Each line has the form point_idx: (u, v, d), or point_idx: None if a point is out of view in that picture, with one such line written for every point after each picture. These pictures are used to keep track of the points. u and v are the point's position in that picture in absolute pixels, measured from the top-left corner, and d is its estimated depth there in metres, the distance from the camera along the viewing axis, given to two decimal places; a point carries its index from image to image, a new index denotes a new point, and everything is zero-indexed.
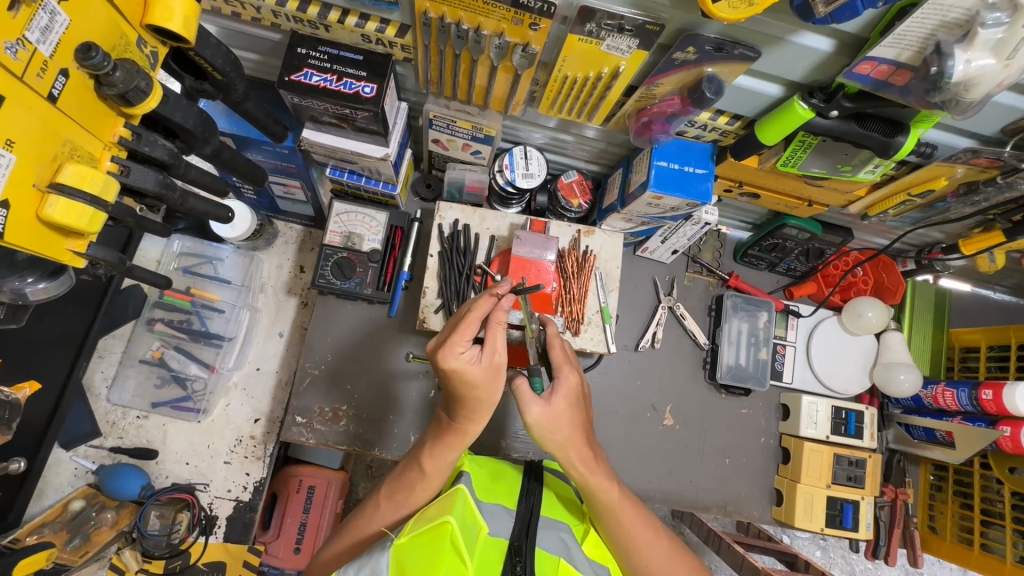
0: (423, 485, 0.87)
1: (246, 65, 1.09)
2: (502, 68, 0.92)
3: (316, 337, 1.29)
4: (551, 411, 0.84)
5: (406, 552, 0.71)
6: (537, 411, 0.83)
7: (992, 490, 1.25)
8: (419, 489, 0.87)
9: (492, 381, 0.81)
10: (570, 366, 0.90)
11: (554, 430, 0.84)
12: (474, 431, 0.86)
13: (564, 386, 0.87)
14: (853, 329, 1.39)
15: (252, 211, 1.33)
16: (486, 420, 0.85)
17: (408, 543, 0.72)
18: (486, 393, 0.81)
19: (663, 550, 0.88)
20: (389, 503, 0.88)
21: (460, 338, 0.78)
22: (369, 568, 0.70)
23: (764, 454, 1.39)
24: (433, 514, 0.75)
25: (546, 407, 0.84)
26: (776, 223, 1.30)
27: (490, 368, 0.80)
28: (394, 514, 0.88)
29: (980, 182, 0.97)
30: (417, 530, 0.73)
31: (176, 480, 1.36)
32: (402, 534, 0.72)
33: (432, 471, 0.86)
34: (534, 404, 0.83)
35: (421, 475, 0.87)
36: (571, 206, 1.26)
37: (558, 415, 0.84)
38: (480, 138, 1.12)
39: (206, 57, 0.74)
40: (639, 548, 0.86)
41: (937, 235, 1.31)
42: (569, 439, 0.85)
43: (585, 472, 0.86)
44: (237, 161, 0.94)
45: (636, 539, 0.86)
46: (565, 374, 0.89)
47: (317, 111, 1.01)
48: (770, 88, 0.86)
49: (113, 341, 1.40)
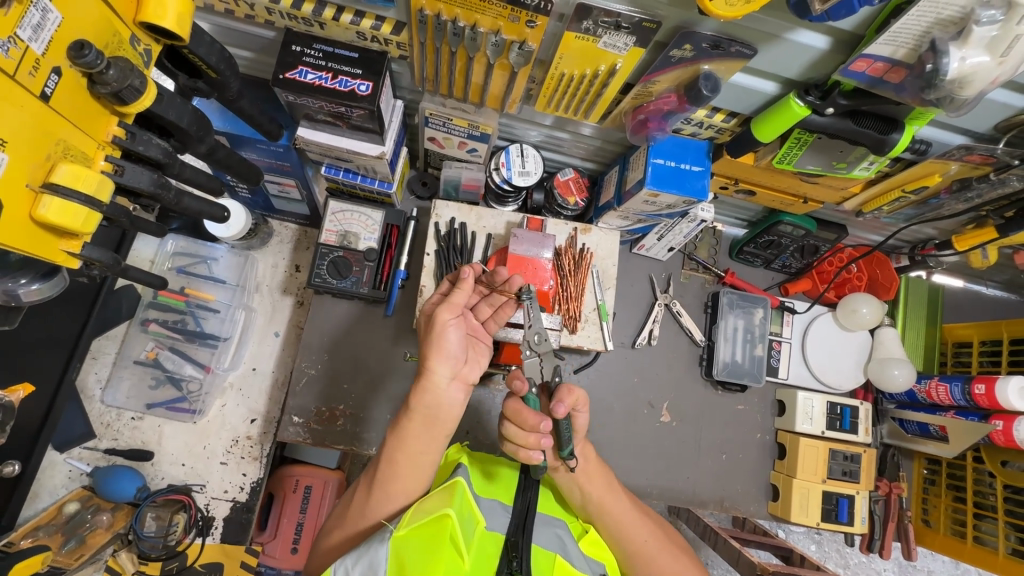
0: (396, 467, 0.83)
1: (240, 63, 1.08)
2: (498, 65, 0.92)
3: (311, 336, 1.29)
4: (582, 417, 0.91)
5: (407, 546, 0.70)
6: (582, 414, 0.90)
7: (984, 483, 1.27)
8: (388, 469, 0.83)
9: (429, 334, 0.84)
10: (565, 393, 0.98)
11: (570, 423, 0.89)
12: (424, 398, 0.82)
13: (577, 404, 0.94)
14: (847, 325, 1.40)
15: (246, 211, 1.32)
16: (434, 383, 0.82)
17: (408, 537, 0.71)
18: (425, 351, 0.83)
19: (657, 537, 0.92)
20: (364, 488, 0.85)
21: (434, 294, 0.95)
22: (368, 561, 0.69)
23: (760, 450, 1.40)
24: (431, 507, 0.74)
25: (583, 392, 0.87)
26: (771, 220, 1.30)
27: (431, 322, 0.86)
28: (371, 502, 0.83)
29: (974, 179, 0.98)
30: (417, 523, 0.72)
31: (171, 481, 1.35)
32: (401, 527, 0.72)
33: (398, 448, 0.83)
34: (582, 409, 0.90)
35: (387, 454, 0.83)
36: (567, 204, 1.26)
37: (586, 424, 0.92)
38: (477, 136, 1.12)
39: (200, 55, 0.73)
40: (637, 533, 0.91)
41: (930, 231, 1.32)
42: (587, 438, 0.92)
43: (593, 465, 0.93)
44: (232, 160, 0.93)
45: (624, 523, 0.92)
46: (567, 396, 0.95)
47: (311, 109, 1.00)
48: (766, 85, 0.86)
49: (106, 342, 1.38)
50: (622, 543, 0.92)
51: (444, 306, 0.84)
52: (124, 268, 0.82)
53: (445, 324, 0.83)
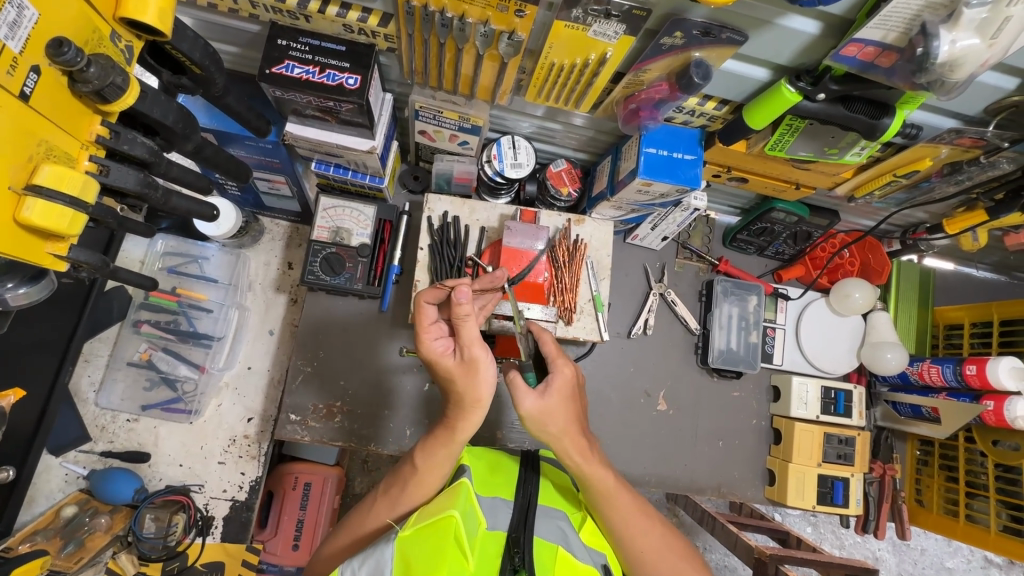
0: (421, 483, 0.86)
1: (225, 58, 1.07)
2: (488, 56, 0.91)
3: (306, 334, 1.28)
4: (545, 405, 0.83)
5: (411, 545, 0.71)
6: (531, 403, 0.82)
7: (976, 463, 1.29)
8: (413, 486, 0.86)
9: (468, 374, 0.80)
10: (564, 360, 0.89)
11: (546, 423, 0.83)
12: (466, 427, 0.83)
13: (559, 381, 0.86)
14: (840, 310, 1.41)
15: (236, 209, 1.31)
16: (475, 416, 0.82)
17: (413, 536, 0.71)
18: (468, 392, 0.80)
19: (654, 538, 0.89)
20: (385, 501, 0.88)
21: (427, 329, 0.82)
22: (374, 562, 0.70)
23: (757, 436, 1.42)
24: (436, 509, 0.74)
25: (540, 401, 0.82)
26: (764, 207, 1.31)
27: (464, 363, 0.80)
28: (388, 513, 0.87)
29: (964, 162, 0.98)
30: (423, 522, 0.72)
31: (169, 482, 1.35)
32: (406, 526, 0.72)
33: (425, 468, 0.85)
34: (528, 396, 0.82)
35: (415, 472, 0.86)
36: (561, 194, 1.26)
37: (552, 408, 0.83)
38: (468, 129, 1.11)
39: (183, 51, 0.72)
40: (632, 531, 0.88)
41: (921, 215, 1.33)
42: (563, 430, 0.84)
43: (580, 463, 0.86)
44: (220, 157, 0.92)
45: (626, 529, 0.88)
46: (560, 367, 0.88)
47: (299, 104, 0.99)
48: (757, 71, 0.86)
49: (99, 345, 1.37)
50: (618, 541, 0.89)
51: (476, 347, 0.78)
52: (113, 269, 0.81)
53: (484, 363, 0.79)
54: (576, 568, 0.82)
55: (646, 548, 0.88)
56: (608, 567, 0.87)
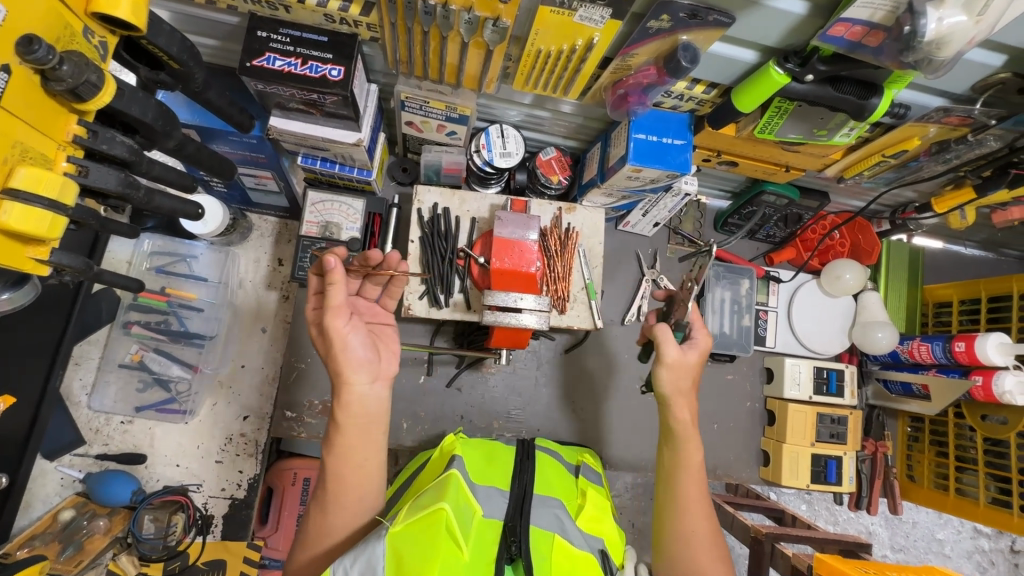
0: (342, 479, 0.80)
1: (204, 52, 1.04)
2: (473, 43, 0.89)
3: (299, 331, 1.28)
4: (682, 359, 0.91)
5: (403, 540, 0.70)
6: (673, 351, 0.90)
7: (966, 437, 1.31)
8: (337, 483, 0.80)
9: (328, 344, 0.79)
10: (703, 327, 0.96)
11: (677, 375, 0.91)
12: (344, 408, 0.80)
13: (700, 344, 0.94)
14: (831, 291, 1.42)
15: (223, 205, 1.29)
16: (348, 395, 0.80)
17: (404, 531, 0.71)
18: (331, 365, 0.80)
19: (705, 530, 0.86)
20: (317, 506, 0.81)
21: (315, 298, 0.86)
22: (365, 560, 0.67)
23: (751, 418, 1.43)
24: (423, 505, 0.76)
25: (680, 355, 0.91)
26: (754, 190, 1.31)
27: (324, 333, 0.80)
28: (331, 518, 0.80)
29: (952, 140, 0.98)
30: (412, 519, 0.73)
31: (167, 483, 1.35)
32: (397, 523, 0.72)
33: (345, 464, 0.80)
34: (671, 346, 0.90)
35: (335, 474, 0.80)
36: (550, 183, 1.26)
37: (685, 365, 0.91)
38: (455, 118, 1.09)
39: (160, 46, 0.70)
40: (688, 513, 0.87)
41: (910, 195, 1.33)
42: (674, 390, 0.91)
43: (683, 424, 0.90)
44: (203, 154, 0.90)
45: (683, 504, 0.88)
46: (700, 335, 0.95)
47: (283, 98, 0.97)
48: (745, 54, 0.85)
49: (89, 347, 1.36)
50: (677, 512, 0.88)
51: (336, 315, 0.77)
52: (98, 272, 0.80)
53: (341, 331, 0.79)
54: (574, 554, 0.84)
55: (695, 533, 0.86)
56: (606, 552, 0.89)
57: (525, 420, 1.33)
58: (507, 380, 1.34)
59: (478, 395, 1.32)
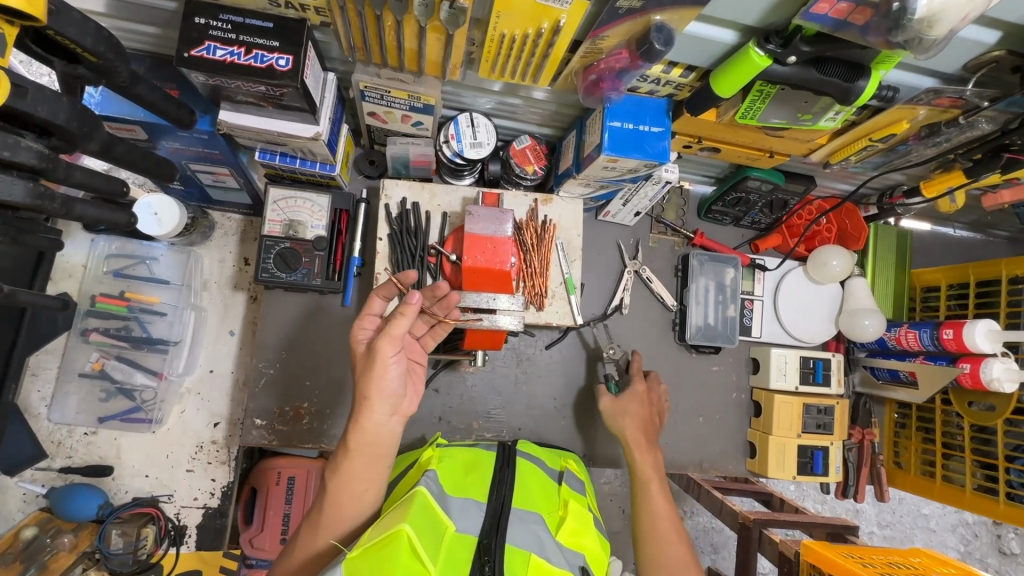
0: (338, 504, 0.83)
1: (143, 40, 0.96)
2: (431, 28, 0.83)
3: (266, 335, 1.22)
4: (617, 403, 1.16)
5: (361, 566, 0.68)
6: (607, 399, 1.16)
7: (953, 425, 1.29)
8: (332, 506, 0.83)
9: (369, 363, 0.82)
10: (640, 378, 1.19)
11: (618, 417, 1.14)
12: (359, 435, 0.82)
13: (636, 392, 1.17)
14: (817, 278, 1.38)
15: (178, 203, 1.20)
16: (373, 419, 0.82)
17: (361, 557, 0.69)
18: (362, 385, 0.82)
19: (680, 553, 0.96)
20: (307, 527, 0.83)
21: (363, 315, 0.88)
22: None
23: (737, 409, 1.41)
24: (386, 525, 0.74)
25: (613, 400, 1.16)
26: (738, 176, 1.25)
27: (371, 353, 0.82)
28: (317, 540, 0.82)
29: (942, 123, 0.94)
30: (372, 542, 0.70)
31: (136, 494, 1.30)
32: (354, 547, 0.69)
33: (340, 488, 0.82)
34: (604, 395, 1.17)
35: (329, 497, 0.83)
36: (526, 173, 1.19)
37: (623, 407, 1.15)
38: (420, 108, 1.03)
39: (71, 37, 0.63)
40: (658, 544, 0.97)
41: (898, 178, 1.29)
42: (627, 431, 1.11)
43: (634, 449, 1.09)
44: (138, 156, 0.86)
45: (657, 533, 0.98)
46: (638, 384, 1.18)
47: (229, 90, 0.90)
48: (723, 34, 0.79)
49: (45, 357, 1.29)
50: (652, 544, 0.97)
51: (385, 343, 0.79)
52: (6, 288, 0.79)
53: (382, 360, 0.81)
54: (550, 572, 0.81)
55: (675, 561, 0.95)
56: (586, 569, 0.87)
57: (506, 419, 1.29)
58: (486, 379, 1.29)
59: (456, 395, 1.28)
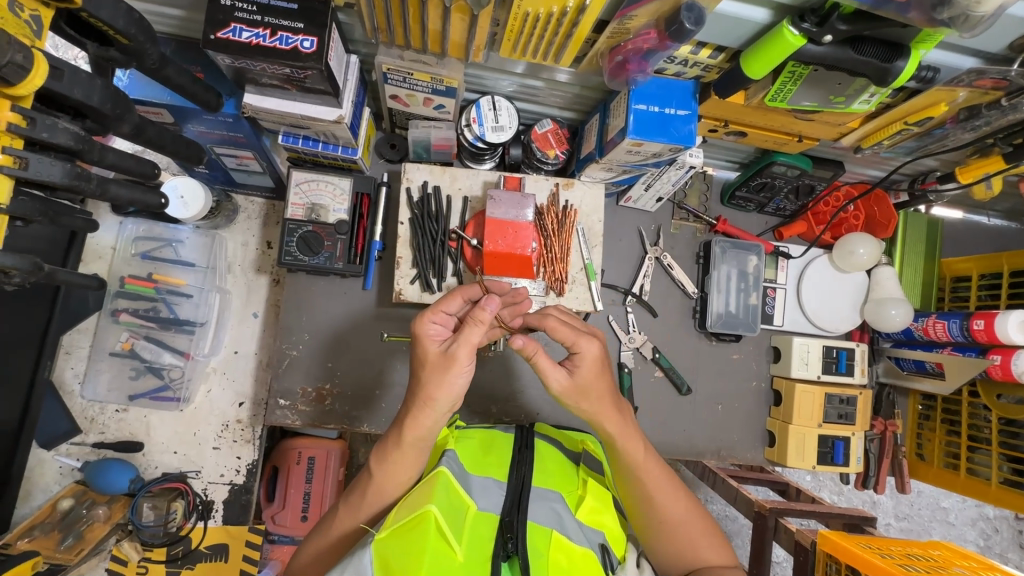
0: (381, 491, 0.85)
1: (168, 23, 0.97)
2: (456, 8, 0.82)
3: (290, 317, 1.24)
4: (575, 382, 0.83)
5: (388, 546, 0.74)
6: (560, 380, 0.83)
7: (980, 417, 1.26)
8: (374, 493, 0.85)
9: (443, 367, 0.76)
10: (587, 337, 0.83)
11: (581, 398, 0.85)
12: (415, 429, 0.80)
13: (587, 358, 0.83)
14: (842, 267, 1.36)
15: (204, 186, 1.22)
16: (428, 417, 0.79)
17: (389, 538, 0.74)
18: (428, 384, 0.77)
19: (678, 508, 0.89)
20: (345, 510, 0.86)
21: (436, 310, 0.81)
22: (353, 568, 0.72)
23: (757, 398, 1.40)
24: (412, 505, 0.78)
25: (569, 379, 0.83)
26: (764, 161, 1.23)
27: (444, 356, 0.77)
28: (351, 521, 0.85)
29: (982, 105, 0.90)
30: (398, 523, 0.76)
31: (166, 469, 1.34)
32: (383, 529, 0.75)
33: (385, 477, 0.84)
34: (556, 376, 0.82)
35: (372, 481, 0.84)
36: (547, 157, 1.18)
37: (588, 386, 0.83)
38: (442, 91, 1.02)
39: (103, 19, 0.64)
40: (657, 504, 0.89)
41: (931, 163, 1.25)
42: (593, 408, 0.85)
43: (614, 433, 0.87)
44: (166, 138, 0.87)
45: (654, 498, 0.89)
46: (586, 344, 0.83)
47: (255, 73, 0.90)
48: (756, 13, 0.77)
49: (78, 336, 1.33)
50: (650, 510, 0.89)
51: (465, 349, 0.75)
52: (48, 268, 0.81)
53: (460, 366, 0.76)
54: (572, 549, 0.83)
55: (672, 518, 0.89)
56: (606, 547, 0.88)
57: (524, 404, 1.30)
58: (505, 363, 1.30)
59: (475, 379, 1.29)
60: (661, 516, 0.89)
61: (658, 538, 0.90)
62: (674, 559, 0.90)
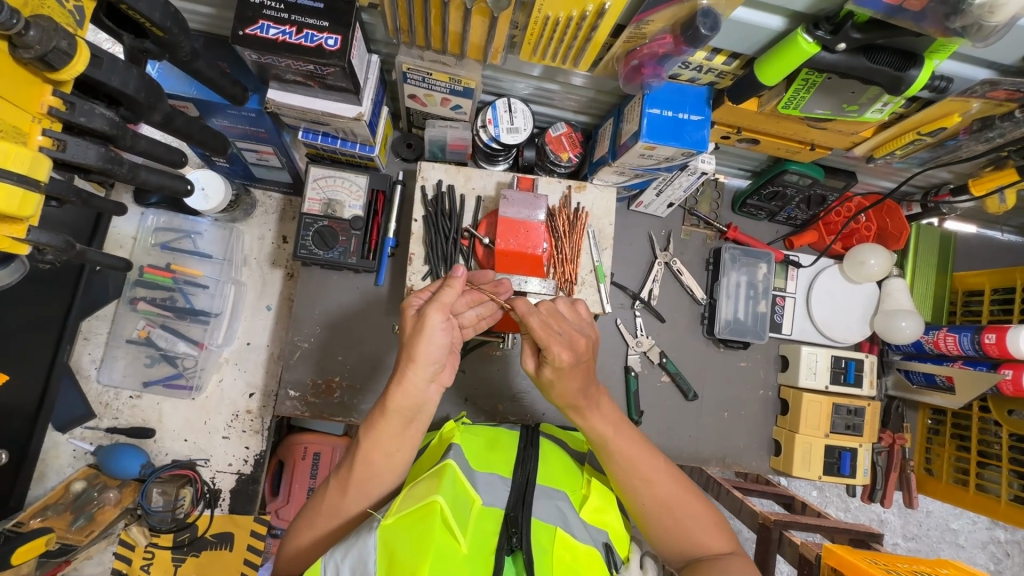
0: (370, 463, 0.83)
1: (198, 20, 1.01)
2: (477, 11, 0.84)
3: (301, 309, 1.26)
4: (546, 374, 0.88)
5: (393, 534, 0.74)
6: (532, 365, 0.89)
7: (989, 433, 1.25)
8: (359, 467, 0.83)
9: (416, 327, 0.80)
10: (558, 342, 0.82)
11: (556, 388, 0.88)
12: (400, 401, 0.82)
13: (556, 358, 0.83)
14: (853, 277, 1.35)
15: (225, 180, 1.25)
16: (417, 387, 0.81)
17: (393, 525, 0.75)
18: (404, 347, 0.81)
19: (659, 484, 0.89)
20: (335, 485, 0.85)
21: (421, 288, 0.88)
22: (357, 554, 0.72)
23: (763, 406, 1.39)
24: (418, 495, 0.79)
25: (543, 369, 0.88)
26: (776, 169, 1.24)
27: (417, 318, 0.82)
28: (346, 499, 0.85)
29: (996, 117, 0.90)
30: (404, 512, 0.77)
31: (175, 457, 1.36)
32: (388, 516, 0.76)
33: (372, 446, 0.83)
34: (530, 360, 0.89)
35: (361, 451, 0.83)
36: (560, 160, 1.20)
37: (562, 375, 0.86)
38: (460, 91, 1.04)
39: (141, 11, 0.67)
40: (635, 480, 0.88)
41: (945, 175, 1.25)
42: (569, 399, 0.88)
43: (579, 406, 0.89)
44: (192, 128, 0.91)
45: (634, 475, 0.88)
46: (556, 347, 0.82)
47: (279, 69, 0.93)
48: (770, 20, 0.78)
49: (97, 323, 1.36)
50: (636, 494, 0.89)
51: (437, 310, 0.79)
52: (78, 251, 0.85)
53: (432, 325, 0.79)
54: (575, 547, 0.84)
55: (651, 498, 0.88)
56: (610, 546, 0.88)
57: (530, 404, 1.30)
58: (513, 362, 1.31)
59: (483, 377, 1.30)
60: (655, 502, 0.88)
61: (650, 521, 0.89)
62: (674, 545, 0.88)
